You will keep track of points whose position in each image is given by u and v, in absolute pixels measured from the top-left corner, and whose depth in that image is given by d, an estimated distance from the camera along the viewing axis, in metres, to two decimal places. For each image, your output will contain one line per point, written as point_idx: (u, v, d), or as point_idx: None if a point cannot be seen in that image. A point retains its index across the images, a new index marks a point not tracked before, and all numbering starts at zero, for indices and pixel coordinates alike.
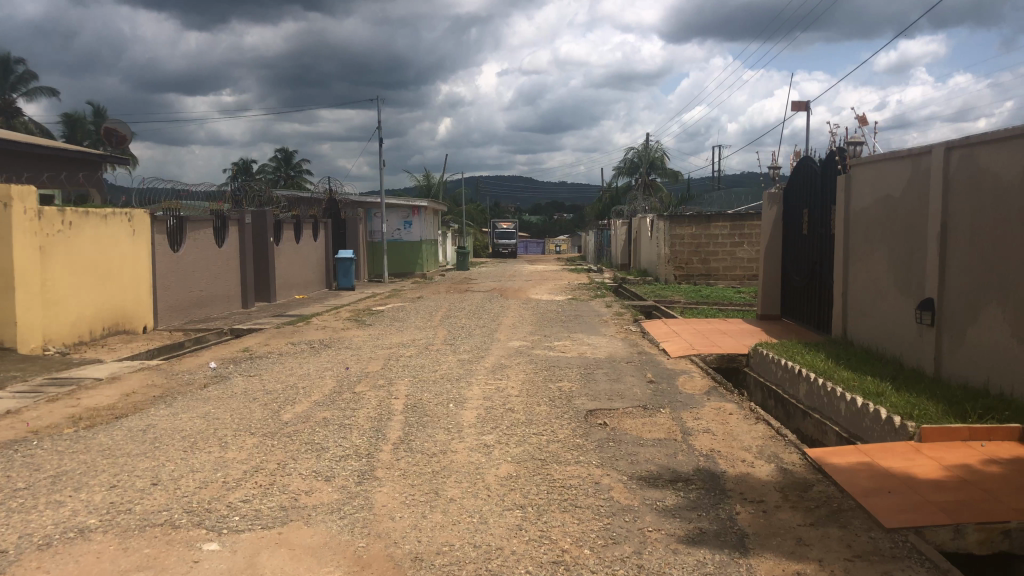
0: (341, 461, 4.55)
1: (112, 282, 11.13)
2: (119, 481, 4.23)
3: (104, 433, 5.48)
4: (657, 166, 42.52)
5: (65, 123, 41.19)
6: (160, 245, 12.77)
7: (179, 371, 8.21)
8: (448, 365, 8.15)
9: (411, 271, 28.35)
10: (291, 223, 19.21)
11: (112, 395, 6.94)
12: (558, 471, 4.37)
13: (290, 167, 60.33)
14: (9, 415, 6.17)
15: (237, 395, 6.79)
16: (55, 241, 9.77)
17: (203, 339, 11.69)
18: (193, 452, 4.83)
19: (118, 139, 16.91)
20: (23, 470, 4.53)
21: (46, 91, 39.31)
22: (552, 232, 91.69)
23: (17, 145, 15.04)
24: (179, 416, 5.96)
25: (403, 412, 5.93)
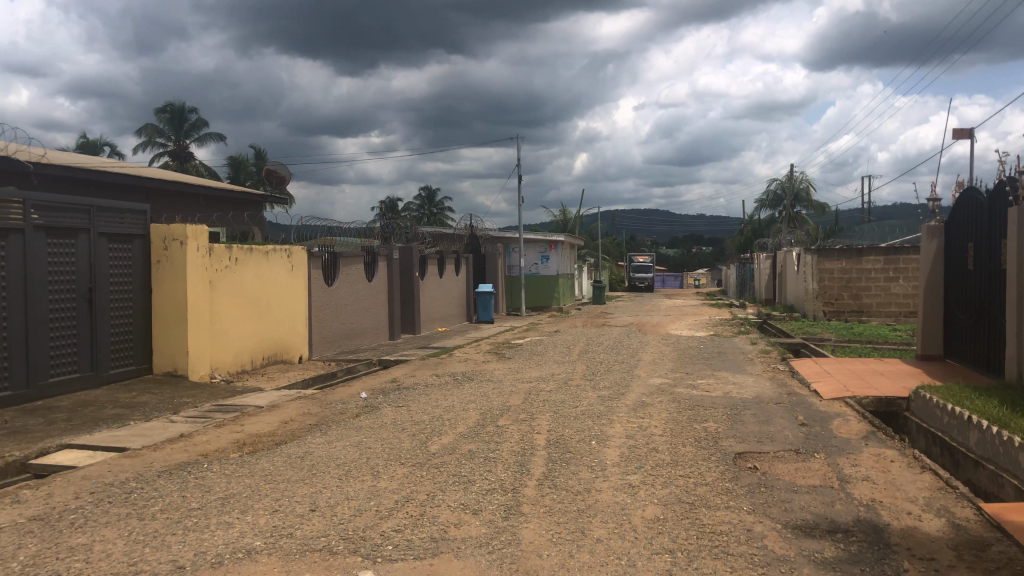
0: (488, 495, 4.60)
1: (272, 314, 11.81)
2: (281, 505, 4.45)
3: (266, 458, 5.79)
4: (803, 198, 41.11)
5: (230, 166, 44.45)
6: (315, 279, 13.47)
7: (332, 400, 8.58)
8: (589, 401, 8.12)
9: (549, 305, 28.66)
10: (435, 258, 19.82)
11: (272, 422, 7.35)
12: (706, 516, 4.24)
13: (432, 204, 62.36)
14: (182, 438, 6.65)
15: (386, 425, 7.03)
16: (223, 275, 10.51)
17: (354, 370, 12.19)
18: (347, 480, 5.02)
19: (277, 181, 18.05)
20: (196, 491, 4.86)
21: (214, 137, 42.66)
22: (691, 266, 89.98)
23: (191, 187, 16.35)
24: (333, 444, 6.23)
25: (547, 448, 5.94)
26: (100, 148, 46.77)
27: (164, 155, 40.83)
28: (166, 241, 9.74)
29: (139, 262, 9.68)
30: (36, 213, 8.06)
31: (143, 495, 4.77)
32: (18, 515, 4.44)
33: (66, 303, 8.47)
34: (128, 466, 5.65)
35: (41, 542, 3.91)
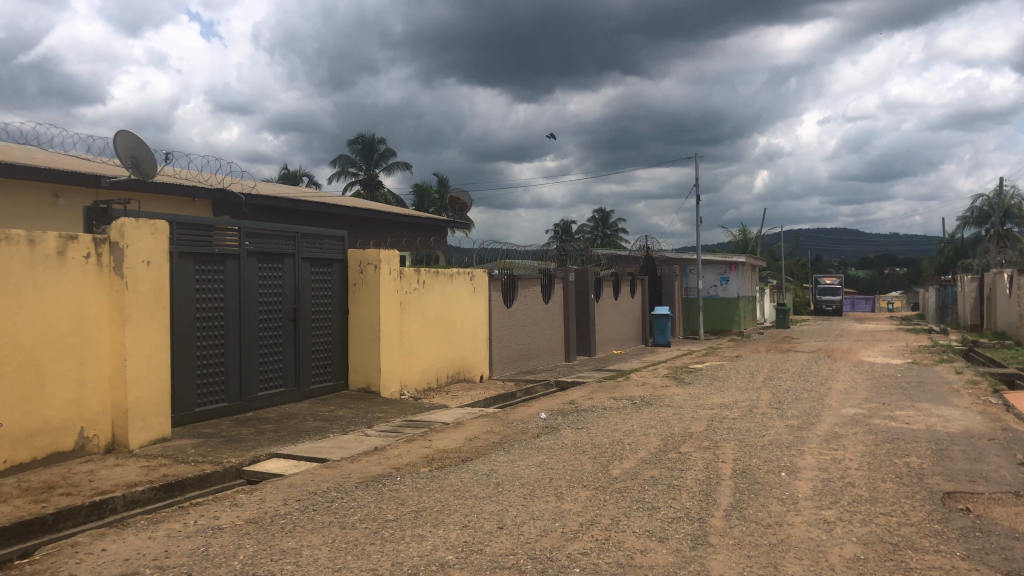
0: (673, 523, 4.52)
1: (456, 334, 12.25)
2: (470, 521, 4.60)
3: (454, 474, 6.00)
4: (1014, 214, 37.60)
5: (415, 193, 46.72)
6: (496, 301, 13.85)
7: (514, 420, 8.76)
8: (776, 431, 7.80)
9: (728, 329, 27.81)
10: (610, 280, 19.81)
11: (458, 439, 7.61)
12: (913, 559, 3.95)
13: (607, 226, 62.49)
14: (376, 451, 7.02)
15: (568, 447, 7.09)
16: (411, 297, 11.03)
17: (533, 390, 12.39)
18: (532, 500, 5.10)
19: (460, 208, 18.73)
20: (391, 503, 5.10)
21: (400, 165, 45.05)
22: (883, 288, 84.40)
23: (381, 214, 17.33)
24: (517, 463, 6.36)
25: (733, 477, 5.75)
26: (299, 178, 50.57)
27: (356, 184, 43.62)
28: (362, 265, 10.37)
29: (338, 285, 10.34)
30: (249, 240, 8.83)
31: (343, 504, 5.08)
32: (236, 516, 4.86)
33: (274, 322, 9.18)
34: (328, 477, 6.04)
35: (257, 543, 4.26)
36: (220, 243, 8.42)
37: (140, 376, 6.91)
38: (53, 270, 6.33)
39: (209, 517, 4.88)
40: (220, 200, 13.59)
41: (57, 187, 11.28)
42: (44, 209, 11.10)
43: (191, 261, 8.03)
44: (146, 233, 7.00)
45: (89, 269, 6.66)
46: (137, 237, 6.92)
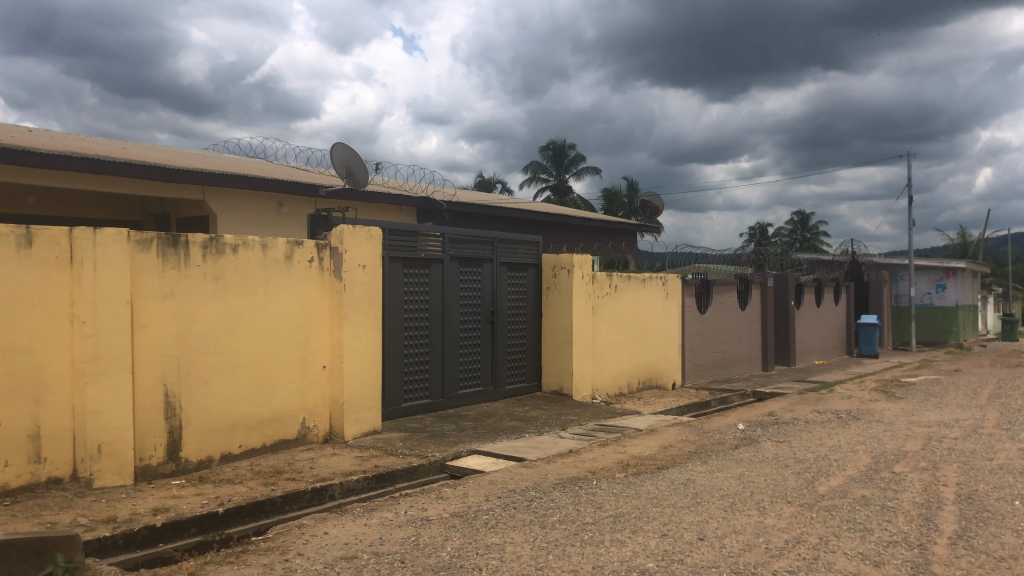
0: (890, 547, 4.24)
1: (647, 340, 12.15)
2: (669, 530, 4.55)
3: (651, 481, 5.96)
4: None
5: (605, 198, 46.78)
6: (689, 306, 13.58)
7: (710, 430, 8.57)
8: (1006, 454, 7.10)
9: (945, 340, 25.61)
10: (812, 287, 18.85)
11: (653, 446, 7.54)
12: None
13: (807, 229, 59.53)
14: (571, 454, 7.11)
15: (769, 460, 6.83)
16: (604, 302, 11.07)
17: (728, 400, 12.02)
18: (733, 512, 4.97)
19: (652, 211, 18.53)
20: (588, 506, 5.16)
21: (591, 170, 45.30)
22: None
23: (573, 219, 17.51)
24: (715, 474, 6.21)
25: (957, 502, 5.30)
26: (493, 186, 52.10)
27: (547, 189, 44.36)
28: (556, 270, 10.53)
29: (533, 289, 10.57)
30: (451, 245, 9.22)
31: (542, 504, 5.19)
32: (442, 509, 5.10)
33: (473, 324, 9.54)
34: (526, 476, 6.19)
35: (463, 536, 4.44)
36: (425, 248, 8.85)
37: (354, 372, 7.41)
38: (281, 272, 6.92)
39: (418, 508, 5.15)
40: (423, 207, 14.31)
41: (282, 196, 12.35)
42: (270, 217, 12.18)
43: (399, 265, 8.51)
44: (361, 239, 7.50)
45: (312, 272, 7.22)
46: (353, 242, 7.42)
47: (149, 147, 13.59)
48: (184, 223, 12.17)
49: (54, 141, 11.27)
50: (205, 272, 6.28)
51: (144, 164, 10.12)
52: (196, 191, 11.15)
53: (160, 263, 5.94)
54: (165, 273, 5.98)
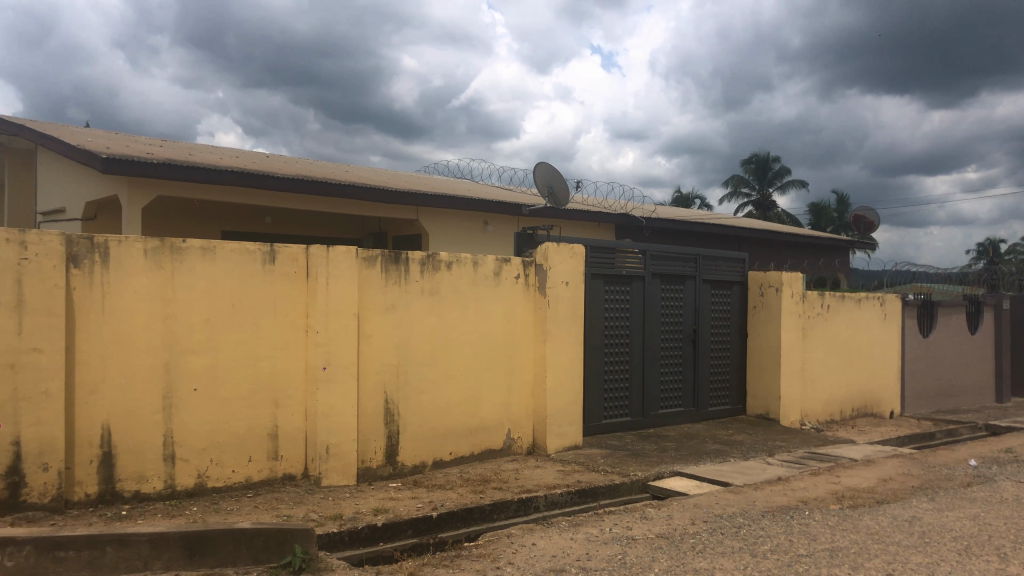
0: None
1: (863, 365, 11.41)
2: (894, 569, 4.25)
3: (870, 516, 5.58)
4: None
5: (812, 213, 44.57)
6: (910, 329, 12.61)
7: (936, 464, 7.89)
8: None
9: None
10: None
11: (872, 478, 7.06)
12: None
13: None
14: (780, 481, 6.82)
15: (1008, 501, 6.19)
16: (814, 322, 10.55)
17: (956, 433, 11.02)
18: (968, 556, 4.56)
19: (866, 225, 17.40)
20: (802, 537, 4.92)
21: (797, 183, 43.36)
22: None
23: (779, 235, 16.85)
24: (944, 513, 5.72)
25: None
26: (692, 201, 51.23)
27: (749, 204, 42.98)
28: (763, 288, 10.19)
29: (737, 307, 10.27)
30: (653, 262, 9.16)
31: (752, 532, 5.02)
32: (647, 530, 5.06)
33: (675, 343, 9.40)
34: (733, 502, 6.00)
35: (670, 558, 4.39)
36: (628, 264, 8.85)
37: (557, 386, 7.53)
38: (490, 288, 7.19)
39: (623, 527, 5.15)
40: (623, 224, 14.35)
41: (488, 215, 12.84)
42: (476, 235, 12.73)
43: (602, 282, 8.56)
44: (566, 257, 7.64)
45: (518, 288, 7.44)
46: (558, 259, 7.57)
47: (368, 170, 14.62)
48: (399, 241, 12.95)
49: (287, 166, 12.39)
50: (422, 287, 6.64)
51: (365, 186, 10.89)
52: (410, 211, 11.84)
53: (383, 278, 6.35)
54: (387, 287, 6.39)
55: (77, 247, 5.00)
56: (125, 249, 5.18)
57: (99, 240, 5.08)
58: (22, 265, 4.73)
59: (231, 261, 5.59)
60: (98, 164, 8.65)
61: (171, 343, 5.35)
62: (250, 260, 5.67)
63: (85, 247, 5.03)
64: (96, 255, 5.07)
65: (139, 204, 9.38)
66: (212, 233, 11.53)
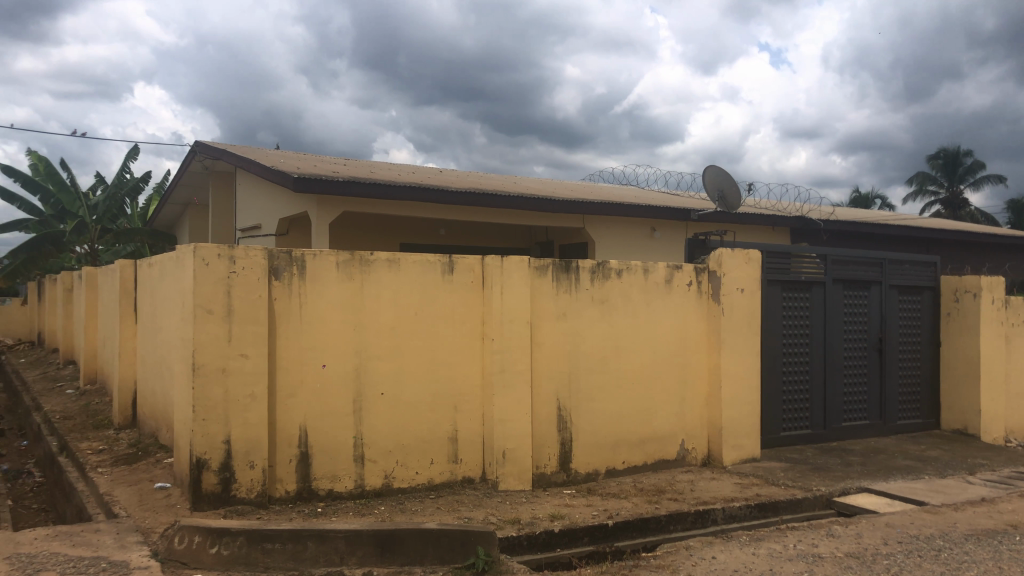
0: None
1: None
2: None
3: None
4: None
5: (1011, 210, 40.84)
6: None
7: None
8: None
9: None
10: None
11: None
12: None
13: None
14: (984, 503, 6.29)
15: None
16: (1019, 330, 9.66)
17: None
18: None
19: None
20: (1013, 565, 4.52)
21: (993, 178, 39.91)
22: None
23: (975, 235, 15.55)
24: None
25: None
26: (872, 201, 48.32)
27: (937, 203, 40.00)
28: (959, 293, 9.46)
29: (929, 314, 9.58)
30: (834, 267, 8.72)
31: (954, 556, 4.67)
32: (835, 548, 4.82)
33: (859, 352, 8.91)
34: (930, 522, 5.60)
35: None
36: (806, 270, 8.48)
37: (733, 396, 7.33)
38: (662, 296, 7.11)
39: (808, 544, 4.93)
40: (798, 228, 13.78)
41: (655, 221, 12.71)
42: (644, 242, 12.62)
43: (778, 288, 8.25)
44: (741, 262, 7.42)
45: (690, 295, 7.32)
46: (733, 265, 7.36)
47: (536, 180, 14.85)
48: (566, 250, 13.06)
49: (459, 179, 12.82)
50: (593, 295, 6.67)
51: (534, 196, 11.07)
52: (578, 220, 11.92)
53: (555, 287, 6.44)
54: (559, 295, 6.47)
55: (278, 260, 5.41)
56: (319, 263, 5.56)
57: (297, 254, 5.47)
58: (231, 278, 5.17)
59: (413, 272, 5.86)
60: (291, 183, 9.32)
61: (360, 350, 5.67)
62: (431, 270, 5.92)
63: (285, 261, 5.43)
64: (294, 268, 5.47)
65: (326, 220, 10.01)
66: (390, 246, 12.11)
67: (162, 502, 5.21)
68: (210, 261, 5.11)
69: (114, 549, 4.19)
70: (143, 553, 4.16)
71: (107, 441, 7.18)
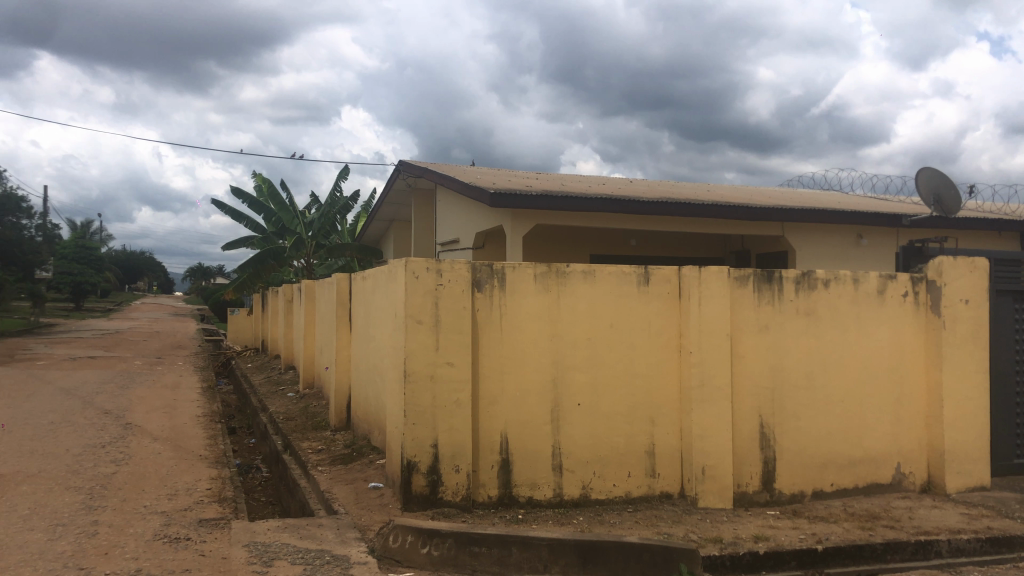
0: None
1: None
2: None
3: None
4: None
5: None
6: None
7: None
8: None
9: None
10: None
11: None
12: None
13: None
14: None
15: None
16: None
17: None
18: None
19: None
20: None
21: None
22: None
23: None
24: None
25: None
26: None
27: None
28: None
29: None
30: None
31: None
32: None
33: None
34: None
35: None
36: None
37: (957, 418, 6.73)
38: (874, 308, 6.67)
39: None
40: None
41: (862, 228, 11.98)
42: (850, 250, 11.92)
43: (1009, 298, 7.50)
44: (965, 271, 6.81)
45: (907, 307, 6.80)
46: (955, 274, 6.77)
47: (731, 188, 14.43)
48: (763, 259, 12.59)
49: (651, 189, 12.71)
50: (798, 307, 6.37)
51: (730, 205, 10.75)
52: (776, 228, 11.45)
53: (756, 299, 6.20)
54: (761, 308, 6.22)
55: (480, 273, 5.61)
56: (519, 275, 5.70)
57: (498, 267, 5.64)
58: (438, 290, 5.41)
59: (610, 284, 5.87)
60: (489, 199, 9.64)
61: (558, 361, 5.75)
62: (627, 282, 5.90)
63: (487, 273, 5.62)
64: (495, 280, 5.64)
65: (521, 233, 10.26)
66: (582, 257, 12.21)
67: (376, 501, 5.54)
68: (420, 274, 5.38)
69: (336, 543, 4.50)
70: (362, 549, 4.44)
71: (325, 441, 7.75)
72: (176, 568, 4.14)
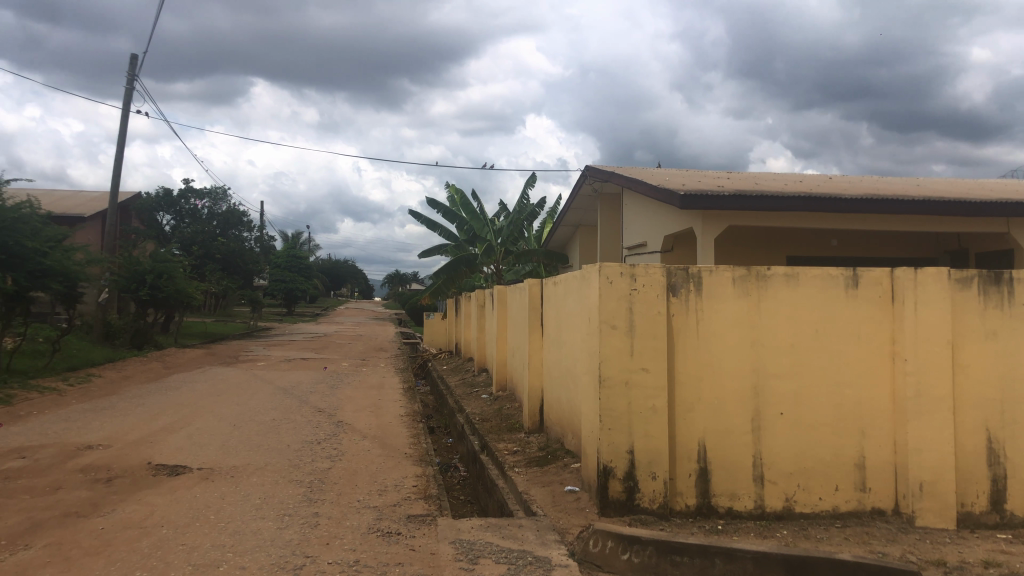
0: None
1: None
2: None
3: None
4: None
5: None
6: None
7: None
8: None
9: None
10: None
11: None
12: None
13: None
14: None
15: None
16: None
17: None
18: None
19: None
20: None
21: None
22: None
23: None
24: None
25: None
26: None
27: None
28: None
29: None
30: None
31: None
32: None
33: None
34: None
35: None
36: None
37: None
38: None
39: None
40: None
41: None
42: None
43: None
44: None
45: None
46: None
47: (945, 183, 13.33)
48: (984, 258, 11.52)
49: (854, 186, 11.99)
50: None
51: (945, 200, 9.93)
52: (1000, 224, 10.45)
53: (982, 302, 5.67)
54: (988, 312, 5.68)
55: (675, 277, 5.54)
56: (716, 279, 5.58)
57: (694, 271, 5.55)
58: (633, 295, 5.39)
59: (814, 287, 5.60)
60: (678, 201, 9.47)
61: (758, 367, 5.57)
62: (834, 285, 5.59)
63: (682, 278, 5.54)
64: (691, 285, 5.55)
65: (712, 235, 10.01)
66: (778, 259, 11.72)
67: (573, 504, 5.60)
68: (614, 280, 5.39)
69: (537, 544, 4.59)
70: (562, 551, 4.50)
71: (521, 443, 7.94)
72: (390, 560, 4.39)
